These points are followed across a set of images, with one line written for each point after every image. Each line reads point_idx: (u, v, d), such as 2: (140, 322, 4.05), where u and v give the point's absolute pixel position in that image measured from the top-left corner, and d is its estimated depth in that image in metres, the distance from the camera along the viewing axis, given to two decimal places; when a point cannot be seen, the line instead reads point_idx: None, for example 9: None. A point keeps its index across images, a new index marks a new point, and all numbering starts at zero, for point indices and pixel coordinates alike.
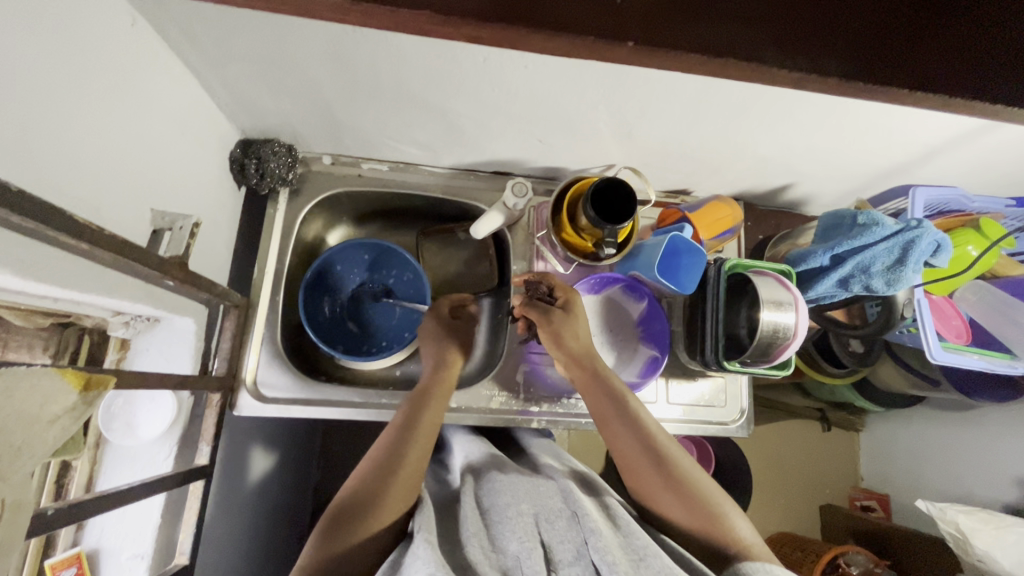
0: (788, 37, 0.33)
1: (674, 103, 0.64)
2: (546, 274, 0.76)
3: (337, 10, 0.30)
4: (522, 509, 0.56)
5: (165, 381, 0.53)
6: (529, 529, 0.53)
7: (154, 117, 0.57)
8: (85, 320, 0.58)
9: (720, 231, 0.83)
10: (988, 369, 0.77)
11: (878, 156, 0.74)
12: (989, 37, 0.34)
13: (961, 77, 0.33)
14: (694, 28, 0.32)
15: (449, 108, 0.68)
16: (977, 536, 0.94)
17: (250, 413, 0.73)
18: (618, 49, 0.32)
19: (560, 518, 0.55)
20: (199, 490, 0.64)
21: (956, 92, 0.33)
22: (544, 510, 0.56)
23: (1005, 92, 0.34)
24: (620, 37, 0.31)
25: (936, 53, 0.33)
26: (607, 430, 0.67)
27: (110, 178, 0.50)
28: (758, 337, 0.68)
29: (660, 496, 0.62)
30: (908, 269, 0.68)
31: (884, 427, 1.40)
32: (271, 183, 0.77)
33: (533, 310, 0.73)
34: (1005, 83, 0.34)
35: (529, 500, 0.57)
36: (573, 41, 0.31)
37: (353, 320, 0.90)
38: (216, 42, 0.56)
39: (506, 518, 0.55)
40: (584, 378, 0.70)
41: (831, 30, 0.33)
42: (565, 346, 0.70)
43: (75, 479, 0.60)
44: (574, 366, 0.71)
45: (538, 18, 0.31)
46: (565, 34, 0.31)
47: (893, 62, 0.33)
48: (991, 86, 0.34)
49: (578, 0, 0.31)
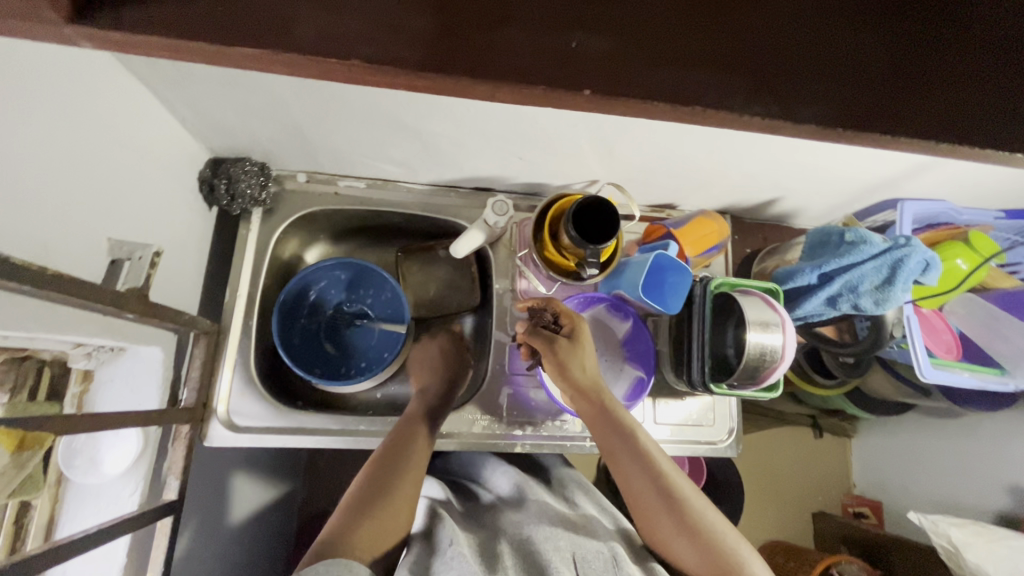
0: (750, 82, 0.32)
1: (654, 120, 0.62)
2: (551, 300, 0.73)
3: (293, 65, 0.30)
4: (560, 544, 0.61)
5: (123, 420, 0.50)
6: (567, 563, 0.58)
7: (112, 142, 0.54)
8: (44, 352, 0.54)
9: (705, 247, 0.81)
10: (979, 386, 0.76)
11: (864, 171, 0.73)
12: (951, 82, 0.34)
13: (932, 119, 0.33)
14: (653, 76, 0.32)
15: (424, 126, 0.66)
16: (969, 550, 0.92)
17: (222, 443, 0.70)
18: (577, 99, 0.31)
19: (598, 560, 0.60)
20: (168, 528, 0.61)
21: (922, 135, 0.33)
22: (582, 550, 0.61)
23: (978, 133, 0.33)
24: (577, 88, 0.31)
25: (901, 97, 0.33)
26: (614, 465, 0.65)
27: (62, 210, 0.48)
28: (746, 359, 0.66)
29: (673, 535, 0.61)
30: (896, 288, 0.67)
31: (876, 436, 1.39)
32: (242, 204, 0.74)
33: (537, 339, 0.71)
34: (977, 122, 0.33)
35: (569, 539, 0.62)
36: (529, 91, 0.31)
37: (331, 341, 0.87)
38: (176, 63, 0.54)
39: (543, 549, 0.60)
40: (590, 410, 0.68)
41: (789, 76, 0.33)
42: (572, 378, 0.67)
43: (35, 521, 0.55)
44: (579, 398, 0.68)
45: (494, 70, 0.31)
46: (521, 84, 0.31)
47: (859, 104, 0.33)
48: (963, 126, 0.33)
49: (534, 53, 0.31)
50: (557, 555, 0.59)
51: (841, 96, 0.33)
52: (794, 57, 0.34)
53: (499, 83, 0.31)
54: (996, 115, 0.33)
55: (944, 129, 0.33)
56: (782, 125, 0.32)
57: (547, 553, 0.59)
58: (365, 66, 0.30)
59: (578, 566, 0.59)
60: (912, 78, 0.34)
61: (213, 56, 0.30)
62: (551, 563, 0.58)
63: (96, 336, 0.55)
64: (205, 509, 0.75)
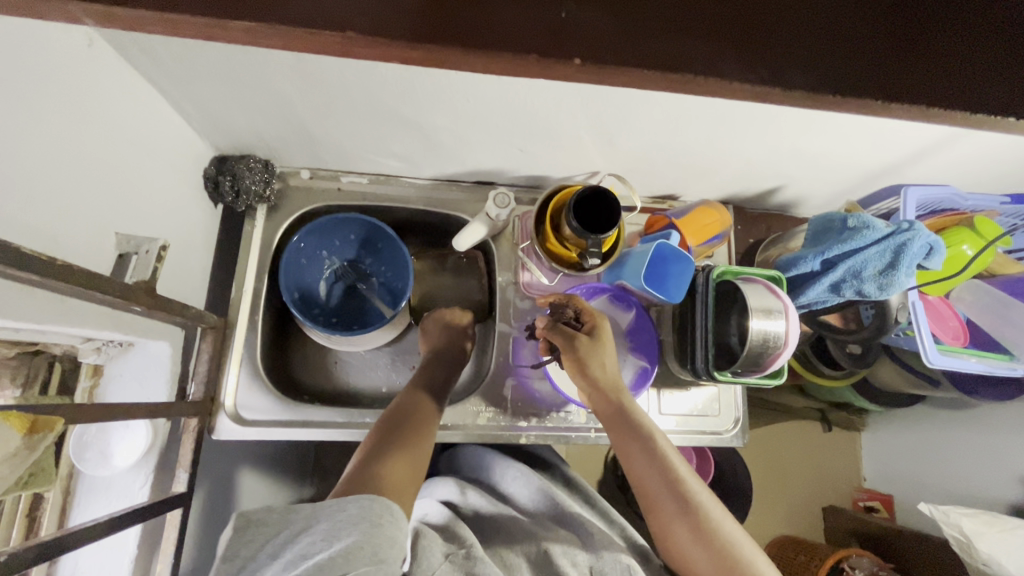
0: (745, 45, 0.31)
1: (654, 108, 0.63)
2: (574, 298, 0.72)
3: (276, 36, 0.30)
4: (582, 562, 0.64)
5: (133, 411, 0.51)
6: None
7: (117, 139, 0.55)
8: (55, 347, 0.55)
9: (708, 237, 0.82)
10: (987, 372, 0.75)
11: (866, 156, 0.73)
12: (963, 42, 0.32)
13: (942, 85, 0.32)
14: (640, 44, 0.31)
15: (424, 119, 0.67)
16: (981, 540, 0.91)
17: (230, 437, 0.71)
18: (564, 67, 0.31)
19: (616, 571, 0.64)
20: (177, 519, 0.62)
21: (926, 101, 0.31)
22: (601, 564, 0.64)
23: (990, 100, 0.31)
24: (565, 55, 0.31)
25: (907, 62, 0.32)
26: (628, 465, 0.65)
27: (70, 204, 0.49)
28: (748, 347, 0.66)
29: (685, 539, 0.61)
30: (900, 273, 0.66)
31: (886, 428, 1.38)
32: (247, 201, 0.75)
33: (558, 336, 0.70)
34: (988, 87, 0.32)
35: None
36: (516, 61, 0.31)
37: (342, 301, 0.88)
38: (179, 60, 0.55)
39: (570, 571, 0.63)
40: (607, 410, 0.68)
41: (783, 43, 0.32)
42: (590, 376, 0.67)
43: (48, 511, 0.58)
44: (597, 397, 0.68)
45: (479, 39, 0.30)
46: (504, 54, 0.30)
47: (855, 67, 0.32)
48: (974, 93, 0.32)
49: (523, 21, 0.31)
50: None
51: (844, 65, 0.32)
52: (791, 23, 0.33)
53: (488, 52, 0.30)
54: (1006, 77, 0.32)
55: (958, 94, 0.31)
56: (771, 92, 0.31)
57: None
58: (355, 37, 0.30)
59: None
60: (925, 40, 0.32)
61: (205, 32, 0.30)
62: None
63: (105, 330, 0.56)
64: (216, 504, 0.76)
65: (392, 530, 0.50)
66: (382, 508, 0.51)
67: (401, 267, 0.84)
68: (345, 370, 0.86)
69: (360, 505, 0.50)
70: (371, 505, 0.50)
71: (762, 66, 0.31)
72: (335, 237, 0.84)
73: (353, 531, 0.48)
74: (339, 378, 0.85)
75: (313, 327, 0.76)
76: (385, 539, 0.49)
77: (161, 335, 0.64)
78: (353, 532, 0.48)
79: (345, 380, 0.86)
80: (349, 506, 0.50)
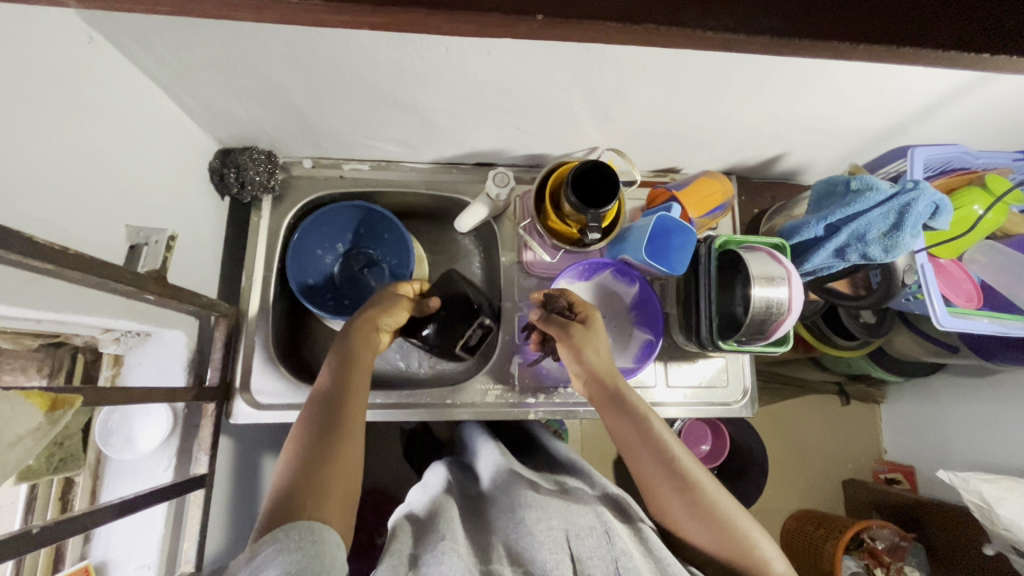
0: None
1: (648, 79, 0.62)
2: (566, 289, 0.71)
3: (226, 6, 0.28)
4: (553, 524, 0.58)
5: (150, 394, 0.53)
6: (560, 543, 0.56)
7: (118, 132, 0.56)
8: (75, 338, 0.59)
9: (710, 208, 0.81)
10: (1001, 332, 0.73)
11: (870, 118, 0.71)
12: None
13: (926, 23, 0.29)
14: None
15: (420, 102, 0.67)
16: (1002, 505, 0.90)
17: (247, 420, 0.74)
18: (526, 23, 0.29)
19: (591, 535, 0.57)
20: (200, 499, 0.65)
21: (906, 42, 0.29)
22: (574, 527, 0.58)
23: (990, 38, 0.29)
24: (527, 11, 0.28)
25: None
26: (620, 441, 0.66)
27: (80, 199, 0.51)
28: (751, 315, 0.66)
29: (678, 512, 0.61)
30: (905, 234, 0.66)
31: (904, 397, 1.36)
32: (252, 191, 0.77)
33: (552, 325, 0.69)
34: (987, 26, 0.29)
35: (559, 517, 0.59)
36: (478, 20, 0.29)
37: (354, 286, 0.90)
38: (176, 52, 0.56)
39: (535, 531, 0.57)
40: (604, 395, 0.67)
41: None
42: (586, 363, 0.67)
43: (80, 492, 0.62)
44: (593, 383, 0.68)
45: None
46: (468, 13, 0.28)
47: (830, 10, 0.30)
48: (970, 32, 0.29)
49: None
50: (550, 536, 0.56)
51: (838, 12, 0.29)
52: None
53: (449, 13, 0.28)
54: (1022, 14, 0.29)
55: (947, 30, 0.29)
56: (735, 41, 0.30)
57: (538, 536, 0.56)
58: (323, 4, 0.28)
59: (572, 544, 0.56)
60: None
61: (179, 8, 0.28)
62: (542, 545, 0.55)
63: (122, 320, 0.58)
64: (237, 489, 0.78)
65: (316, 549, 0.46)
66: (302, 532, 0.48)
67: (407, 256, 0.85)
68: None
69: (276, 541, 0.46)
70: (288, 535, 0.47)
71: (738, 13, 0.29)
72: (347, 228, 0.86)
73: (276, 562, 0.44)
74: None
75: (324, 313, 0.78)
76: (315, 558, 0.45)
77: (175, 325, 0.66)
78: (276, 565, 0.44)
79: None
80: (265, 547, 0.46)
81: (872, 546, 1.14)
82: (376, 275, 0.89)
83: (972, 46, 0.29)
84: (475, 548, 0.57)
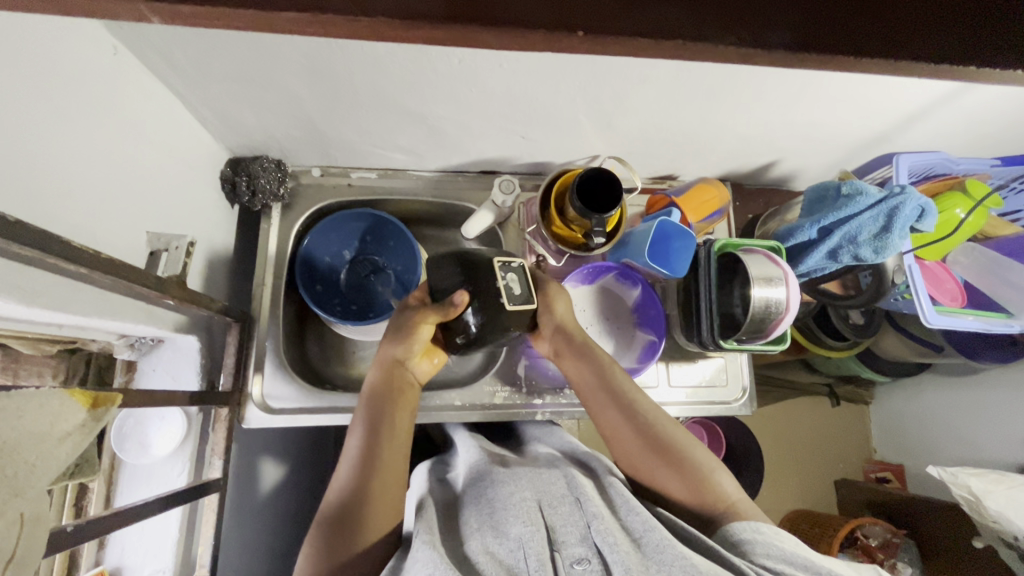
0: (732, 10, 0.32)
1: (650, 90, 0.65)
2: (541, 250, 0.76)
3: None
4: (525, 495, 0.58)
5: (171, 397, 0.54)
6: (533, 513, 0.56)
7: (137, 140, 0.57)
8: (92, 343, 0.59)
9: (707, 213, 0.84)
10: (986, 329, 0.77)
11: (858, 126, 0.75)
12: None
13: (925, 38, 0.32)
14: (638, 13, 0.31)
15: (430, 112, 0.70)
16: (989, 497, 0.93)
17: (259, 425, 0.74)
18: (569, 39, 0.31)
19: (563, 503, 0.58)
20: (214, 503, 0.65)
21: (903, 56, 0.32)
22: (546, 497, 0.59)
23: (980, 53, 0.32)
24: (569, 27, 0.30)
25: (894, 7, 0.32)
26: (601, 421, 0.69)
27: (105, 207, 0.52)
28: (751, 314, 0.68)
29: (660, 476, 0.64)
30: (894, 235, 0.69)
31: (892, 397, 1.40)
32: (263, 199, 0.78)
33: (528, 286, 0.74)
34: (978, 40, 0.32)
35: (531, 488, 0.60)
36: (525, 35, 0.30)
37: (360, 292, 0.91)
38: (196, 63, 0.57)
39: (508, 505, 0.57)
40: (570, 348, 0.71)
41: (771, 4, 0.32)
42: (552, 316, 0.71)
43: (94, 498, 0.62)
44: (561, 336, 0.72)
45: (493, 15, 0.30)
46: (518, 29, 0.30)
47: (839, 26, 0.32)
48: (967, 46, 0.32)
49: None
50: (522, 506, 0.56)
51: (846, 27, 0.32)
52: None
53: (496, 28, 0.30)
54: (1015, 30, 0.32)
55: (943, 44, 0.32)
56: (755, 55, 0.32)
57: (510, 506, 0.56)
58: (385, 21, 0.29)
59: (545, 513, 0.57)
60: None
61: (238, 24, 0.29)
62: (516, 516, 0.55)
63: (141, 324, 0.59)
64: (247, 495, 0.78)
65: None
66: None
67: (414, 263, 0.86)
68: (362, 359, 0.87)
69: None
70: None
71: (757, 30, 0.32)
72: (354, 235, 0.88)
73: None
74: (358, 367, 0.87)
75: (332, 318, 0.79)
76: None
77: (188, 330, 0.66)
78: None
79: (364, 369, 0.87)
80: None
81: (865, 543, 1.15)
82: (382, 280, 0.90)
83: (966, 59, 0.32)
84: (446, 532, 0.57)
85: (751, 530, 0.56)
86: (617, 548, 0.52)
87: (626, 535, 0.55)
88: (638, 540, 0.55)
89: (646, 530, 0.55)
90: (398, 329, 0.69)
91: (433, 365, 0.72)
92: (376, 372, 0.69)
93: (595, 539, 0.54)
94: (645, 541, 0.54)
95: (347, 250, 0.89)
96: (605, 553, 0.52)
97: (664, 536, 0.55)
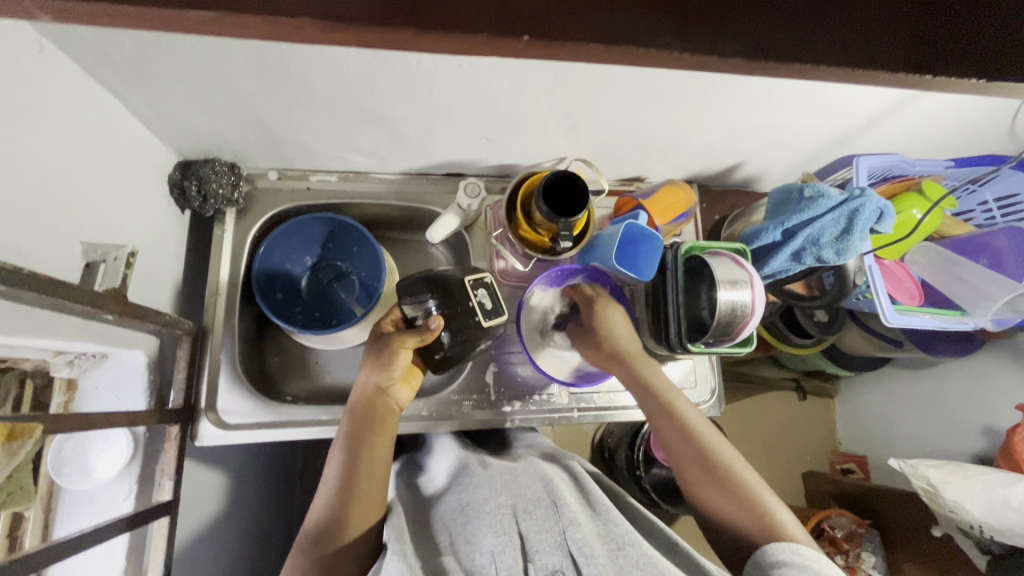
0: (682, 19, 0.32)
1: (614, 94, 0.64)
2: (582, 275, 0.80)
3: (211, 23, 0.29)
4: (501, 501, 0.57)
5: (112, 419, 0.50)
6: (508, 522, 0.54)
7: (70, 145, 0.53)
8: (24, 363, 0.55)
9: (674, 215, 0.84)
10: (941, 327, 0.79)
11: (819, 129, 0.76)
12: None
13: (868, 49, 0.32)
14: (587, 17, 0.31)
15: (390, 114, 0.67)
16: (947, 489, 0.95)
17: (213, 442, 0.71)
18: (513, 43, 0.31)
19: (539, 508, 0.57)
20: (165, 527, 0.62)
21: (857, 62, 0.32)
22: (522, 501, 0.57)
23: (921, 62, 0.33)
24: (512, 32, 0.30)
25: (837, 18, 0.33)
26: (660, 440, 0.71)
27: (32, 217, 0.48)
28: (718, 317, 0.68)
29: (712, 496, 0.66)
30: (854, 238, 0.70)
31: (854, 391, 1.44)
32: (215, 205, 0.74)
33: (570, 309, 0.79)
34: (913, 50, 0.33)
35: (507, 492, 0.58)
36: (464, 40, 0.31)
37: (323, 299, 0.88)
38: (135, 63, 0.54)
39: (483, 512, 0.56)
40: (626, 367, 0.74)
41: (722, 10, 0.32)
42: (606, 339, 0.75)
43: (31, 529, 0.57)
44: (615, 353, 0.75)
45: (431, 18, 0.30)
46: (453, 33, 0.30)
47: (786, 36, 0.32)
48: (906, 56, 0.33)
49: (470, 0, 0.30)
50: (498, 515, 0.55)
51: (794, 36, 0.32)
52: None
53: (439, 33, 0.30)
54: (946, 40, 0.33)
55: (884, 55, 0.32)
56: (706, 61, 0.32)
57: (486, 515, 0.55)
58: (310, 22, 0.29)
59: (520, 518, 0.55)
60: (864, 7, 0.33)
61: (161, 22, 0.29)
62: (489, 526, 0.54)
63: (78, 341, 0.55)
64: (203, 514, 0.75)
65: None
66: None
67: (378, 270, 0.82)
68: (325, 369, 0.84)
69: None
70: None
71: (709, 36, 0.32)
72: (315, 242, 0.85)
73: None
74: (321, 377, 0.84)
75: (292, 328, 0.76)
76: None
77: (134, 344, 0.63)
78: None
79: (326, 379, 0.84)
80: None
81: (831, 534, 1.19)
82: (346, 287, 0.87)
83: (909, 67, 0.32)
84: (420, 544, 0.55)
85: (791, 552, 0.56)
86: (593, 561, 0.50)
87: (604, 546, 0.53)
88: (616, 550, 0.52)
89: (625, 541, 0.53)
90: (380, 350, 0.66)
91: (412, 389, 0.70)
92: (357, 392, 0.66)
93: (569, 548, 0.52)
94: (623, 552, 0.52)
95: (308, 257, 0.86)
96: (580, 563, 0.51)
97: (644, 550, 0.53)
